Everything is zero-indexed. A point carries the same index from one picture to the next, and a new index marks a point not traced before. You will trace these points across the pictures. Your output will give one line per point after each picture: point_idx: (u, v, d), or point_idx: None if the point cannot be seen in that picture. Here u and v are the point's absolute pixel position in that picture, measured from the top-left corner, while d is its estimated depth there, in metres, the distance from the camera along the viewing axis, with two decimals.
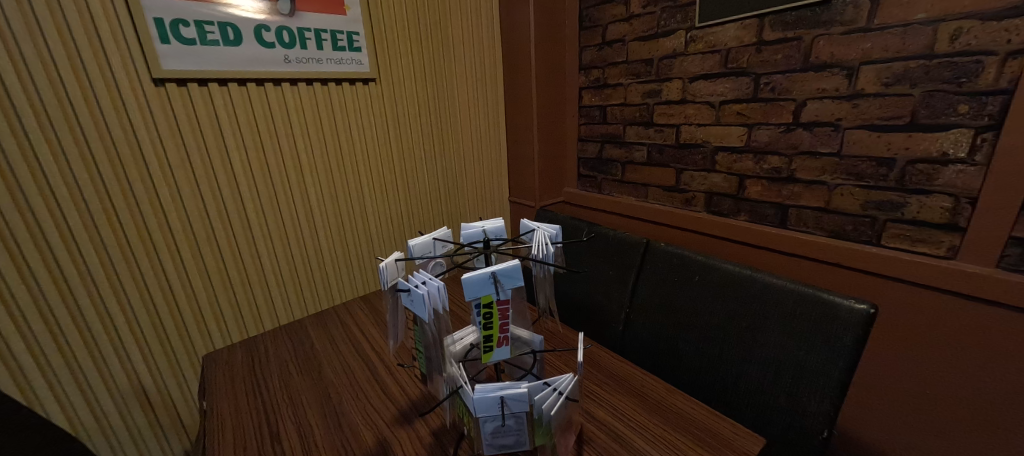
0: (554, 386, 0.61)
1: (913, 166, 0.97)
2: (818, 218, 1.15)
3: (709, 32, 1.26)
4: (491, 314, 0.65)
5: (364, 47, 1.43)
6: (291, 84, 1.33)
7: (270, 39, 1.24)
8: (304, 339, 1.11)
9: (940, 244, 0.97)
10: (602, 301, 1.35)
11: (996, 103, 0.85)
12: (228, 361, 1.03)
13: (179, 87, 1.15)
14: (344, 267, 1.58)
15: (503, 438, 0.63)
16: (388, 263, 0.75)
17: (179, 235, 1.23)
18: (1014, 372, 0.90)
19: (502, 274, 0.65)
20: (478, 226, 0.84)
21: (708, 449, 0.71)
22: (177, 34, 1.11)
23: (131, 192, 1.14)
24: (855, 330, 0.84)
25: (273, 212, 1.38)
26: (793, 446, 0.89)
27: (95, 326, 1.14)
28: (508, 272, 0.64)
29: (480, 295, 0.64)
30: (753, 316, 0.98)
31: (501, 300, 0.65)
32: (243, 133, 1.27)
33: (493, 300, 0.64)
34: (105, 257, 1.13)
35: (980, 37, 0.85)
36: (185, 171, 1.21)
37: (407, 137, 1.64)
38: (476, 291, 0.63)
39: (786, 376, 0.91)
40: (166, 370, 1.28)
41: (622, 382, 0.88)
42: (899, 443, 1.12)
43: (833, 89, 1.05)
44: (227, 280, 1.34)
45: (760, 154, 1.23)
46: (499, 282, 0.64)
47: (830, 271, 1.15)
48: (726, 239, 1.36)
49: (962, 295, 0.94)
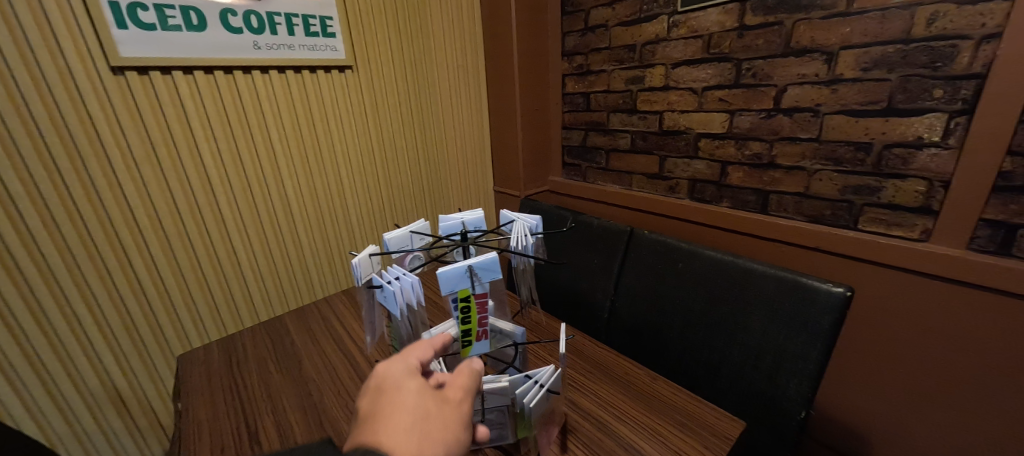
0: (535, 379, 0.61)
1: (889, 150, 0.98)
2: (798, 204, 1.16)
3: (691, 17, 1.24)
4: (468, 308, 0.64)
5: (338, 32, 1.38)
6: (262, 71, 1.27)
7: (237, 24, 1.18)
8: (283, 335, 1.09)
9: (914, 228, 0.98)
10: (588, 290, 1.35)
11: (969, 87, 0.86)
12: (205, 360, 1.00)
13: (140, 75, 1.09)
14: (325, 261, 1.55)
15: (486, 431, 0.66)
16: (362, 258, 0.74)
17: (149, 232, 1.18)
18: (982, 349, 0.94)
19: (478, 267, 0.64)
20: (457, 218, 0.83)
21: (690, 434, 0.72)
22: (134, 18, 1.04)
23: (95, 190, 1.09)
24: (832, 313, 0.85)
25: (249, 206, 1.34)
26: (772, 428, 0.91)
27: (62, 329, 1.10)
28: (486, 265, 0.64)
29: (457, 290, 0.63)
30: (735, 301, 0.99)
31: (479, 294, 0.64)
32: (212, 123, 1.22)
33: (472, 293, 0.63)
34: (69, 258, 1.08)
35: (956, 21, 0.85)
36: (151, 165, 1.15)
37: (386, 125, 1.59)
38: (452, 286, 0.62)
39: (767, 360, 0.92)
40: (142, 372, 1.24)
41: (606, 371, 0.88)
42: (874, 420, 1.15)
43: (812, 74, 1.05)
44: (202, 277, 1.30)
45: (742, 140, 1.23)
46: (476, 275, 0.64)
47: (809, 256, 1.17)
48: (709, 226, 1.37)
49: (935, 277, 0.97)
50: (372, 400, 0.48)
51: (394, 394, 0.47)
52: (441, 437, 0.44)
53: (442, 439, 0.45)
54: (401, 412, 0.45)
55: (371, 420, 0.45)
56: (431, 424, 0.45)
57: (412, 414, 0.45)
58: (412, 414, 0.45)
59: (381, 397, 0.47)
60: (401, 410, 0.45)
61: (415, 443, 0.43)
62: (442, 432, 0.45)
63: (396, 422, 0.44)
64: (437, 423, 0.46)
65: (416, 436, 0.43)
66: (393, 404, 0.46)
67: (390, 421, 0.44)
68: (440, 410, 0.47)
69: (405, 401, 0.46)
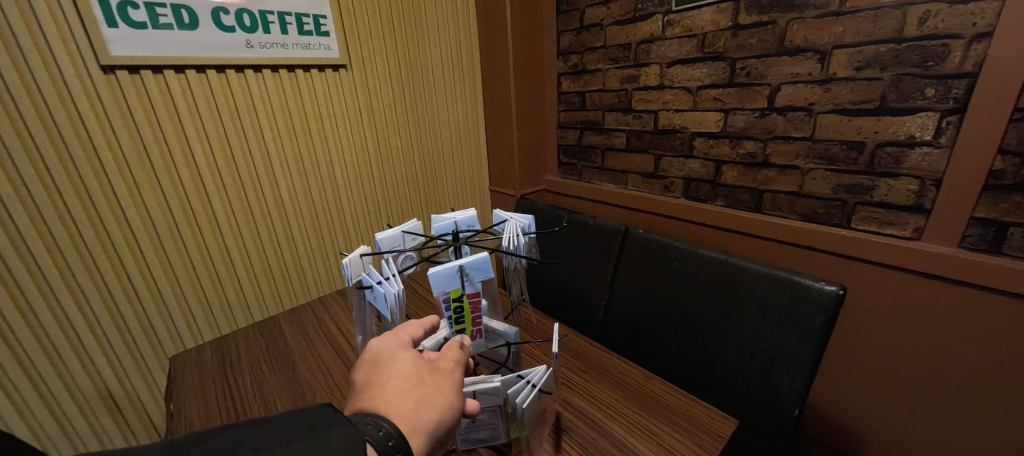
0: (527, 379, 0.61)
1: (882, 149, 0.98)
2: (791, 203, 1.17)
3: (686, 16, 1.24)
4: (462, 308, 0.66)
5: (332, 31, 1.37)
6: (255, 70, 1.27)
7: (229, 22, 1.18)
8: (277, 335, 1.08)
9: (907, 226, 0.99)
10: (583, 289, 1.35)
11: (961, 86, 0.86)
12: (197, 361, 0.99)
13: (131, 74, 1.08)
14: (319, 261, 1.55)
15: (478, 432, 0.66)
16: (352, 258, 0.74)
17: (141, 232, 1.17)
18: (974, 346, 0.94)
19: (470, 267, 0.64)
20: (449, 218, 0.83)
21: (682, 433, 0.72)
22: (125, 16, 1.03)
23: (85, 190, 1.08)
24: (825, 312, 0.85)
25: (243, 206, 1.33)
26: (766, 426, 0.91)
27: (54, 331, 1.09)
28: (477, 265, 0.64)
29: (449, 291, 0.63)
30: (729, 300, 0.99)
31: (471, 294, 0.65)
32: (205, 122, 1.21)
33: (464, 294, 0.64)
34: (60, 259, 1.07)
35: (947, 20, 0.85)
36: (143, 165, 1.14)
37: (381, 124, 1.59)
38: (445, 287, 0.63)
39: (760, 358, 0.93)
40: (135, 373, 1.24)
41: (599, 370, 0.88)
42: (868, 418, 1.16)
43: (805, 73, 1.05)
44: (195, 278, 1.29)
45: (736, 139, 1.23)
46: (467, 275, 0.64)
47: (803, 255, 1.17)
48: (703, 225, 1.37)
49: (927, 275, 0.97)
50: (369, 371, 0.54)
51: (389, 365, 0.54)
52: (434, 400, 0.51)
53: (435, 402, 0.51)
54: (396, 380, 0.52)
55: (369, 388, 0.52)
56: (424, 390, 0.52)
57: (407, 381, 0.52)
58: (407, 382, 0.52)
59: (377, 368, 0.54)
60: (396, 378, 0.52)
61: (411, 406, 0.50)
62: (435, 396, 0.52)
63: (392, 388, 0.51)
64: (431, 389, 0.52)
65: (411, 401, 0.50)
66: (388, 374, 0.53)
67: (387, 388, 0.51)
68: (432, 378, 0.53)
69: (400, 371, 0.53)
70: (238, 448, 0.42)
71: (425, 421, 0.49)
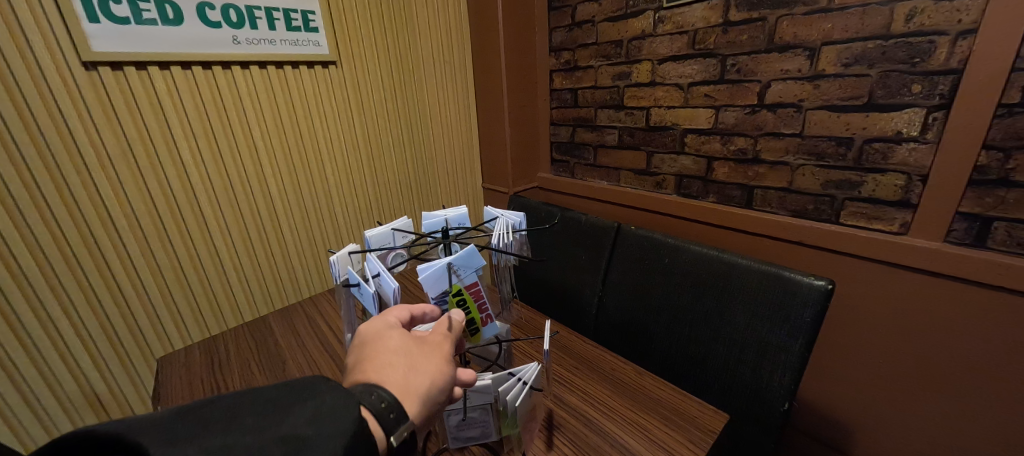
0: (518, 376, 0.60)
1: (870, 145, 0.99)
2: (781, 199, 1.18)
3: (677, 12, 1.25)
4: (464, 300, 0.65)
5: (321, 27, 1.35)
6: (242, 67, 1.25)
7: (215, 18, 1.16)
8: (267, 335, 1.07)
9: (894, 221, 1.00)
10: (575, 286, 1.35)
11: (946, 82, 0.87)
12: (186, 362, 0.98)
13: (114, 71, 1.06)
14: (310, 259, 1.53)
15: (469, 430, 0.66)
16: (340, 256, 0.74)
17: (126, 232, 1.15)
18: (960, 338, 0.96)
19: (458, 263, 0.65)
20: (441, 215, 0.82)
21: (674, 427, 0.73)
22: (106, 11, 1.01)
23: (68, 190, 1.06)
24: (815, 306, 0.86)
25: (231, 205, 1.31)
26: (756, 420, 0.92)
27: (37, 334, 1.07)
28: (465, 260, 0.64)
29: (446, 287, 0.65)
30: (720, 295, 1.00)
31: (468, 285, 0.66)
32: (191, 119, 1.19)
33: (461, 284, 0.65)
34: (42, 260, 1.05)
35: (933, 16, 0.86)
36: (127, 163, 1.12)
37: (372, 121, 1.57)
38: (438, 285, 0.65)
39: (750, 353, 0.93)
40: (121, 374, 1.22)
41: (592, 366, 0.89)
42: (857, 410, 1.17)
43: (795, 69, 1.06)
44: (182, 277, 1.27)
45: (727, 135, 1.24)
46: (457, 271, 0.65)
47: (792, 250, 1.18)
48: (695, 221, 1.38)
49: (914, 269, 0.98)
50: (359, 350, 0.54)
51: (376, 343, 0.54)
52: (424, 367, 0.52)
53: (426, 369, 0.52)
54: (387, 354, 0.53)
55: (358, 366, 0.52)
56: (414, 359, 0.53)
57: (397, 354, 0.53)
58: (395, 354, 0.53)
59: (364, 348, 0.54)
60: (384, 353, 0.53)
61: (402, 375, 0.51)
62: (425, 364, 0.53)
63: (383, 361, 0.52)
64: (420, 357, 0.53)
65: (402, 370, 0.51)
66: (376, 350, 0.53)
67: (377, 362, 0.52)
68: (420, 349, 0.54)
69: (389, 346, 0.54)
70: (235, 413, 0.42)
71: (417, 386, 0.50)
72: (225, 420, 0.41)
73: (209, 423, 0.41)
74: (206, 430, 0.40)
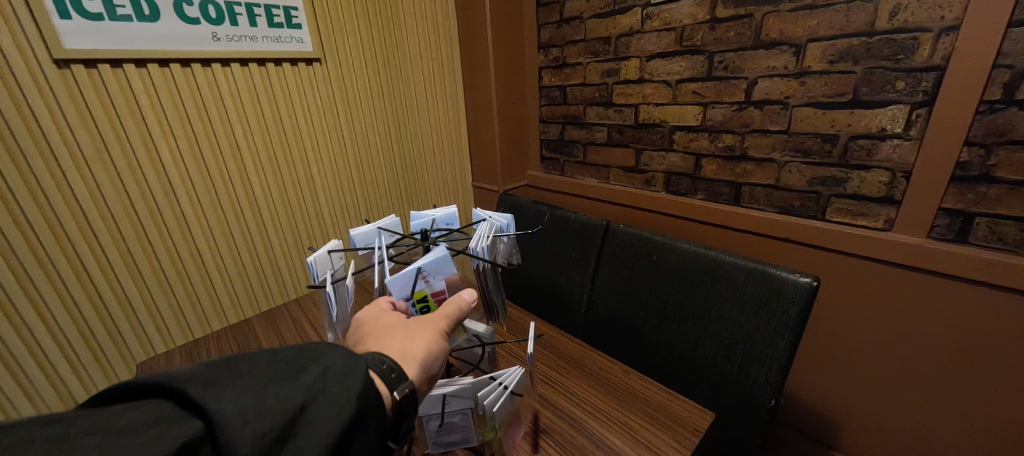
0: (499, 380, 0.60)
1: (855, 141, 0.99)
2: (769, 196, 1.18)
3: (664, 8, 1.24)
4: (428, 307, 0.65)
5: (305, 24, 1.33)
6: (223, 64, 1.22)
7: (193, 14, 1.13)
8: (251, 338, 1.05)
9: (878, 218, 1.01)
10: (565, 284, 1.35)
11: (929, 79, 0.87)
12: (165, 368, 0.95)
13: (88, 68, 1.03)
14: (296, 259, 1.51)
15: (449, 435, 0.65)
16: (317, 256, 0.73)
17: (103, 233, 1.12)
18: (943, 332, 0.97)
19: (428, 268, 0.63)
20: (428, 214, 0.82)
21: (661, 427, 0.72)
22: (79, 8, 0.98)
23: (41, 191, 1.03)
24: (799, 302, 0.86)
25: (213, 207, 1.29)
26: (743, 416, 0.93)
27: (11, 339, 1.04)
28: (435, 265, 0.63)
29: (412, 294, 0.64)
30: (707, 293, 1.00)
31: (437, 292, 0.65)
32: (170, 117, 1.16)
33: (428, 295, 0.65)
34: (15, 265, 1.02)
35: (917, 13, 0.86)
36: (102, 163, 1.09)
37: (358, 118, 1.55)
38: (404, 289, 0.62)
39: (738, 350, 0.93)
40: (101, 378, 1.19)
41: (580, 366, 0.88)
42: (844, 405, 1.18)
43: (781, 66, 1.06)
44: (164, 279, 1.24)
45: (714, 133, 1.24)
46: (427, 275, 0.63)
47: (779, 247, 1.18)
48: (683, 218, 1.38)
49: (897, 265, 0.99)
50: (361, 328, 0.58)
51: (374, 319, 0.58)
52: (423, 336, 0.55)
53: (423, 336, 0.55)
54: (386, 327, 0.56)
55: (359, 339, 0.56)
56: (413, 330, 0.56)
57: (396, 327, 0.56)
58: (394, 326, 0.56)
59: (365, 324, 0.58)
60: (383, 326, 0.56)
61: (402, 343, 0.54)
62: (422, 332, 0.56)
63: (382, 332, 0.55)
64: (416, 327, 0.56)
65: (403, 339, 0.54)
66: (375, 325, 0.57)
67: (379, 335, 0.55)
68: (418, 322, 0.57)
69: (387, 322, 0.57)
70: (255, 363, 0.45)
71: (414, 351, 0.53)
72: (246, 369, 0.44)
73: (235, 375, 0.43)
74: (231, 380, 0.42)
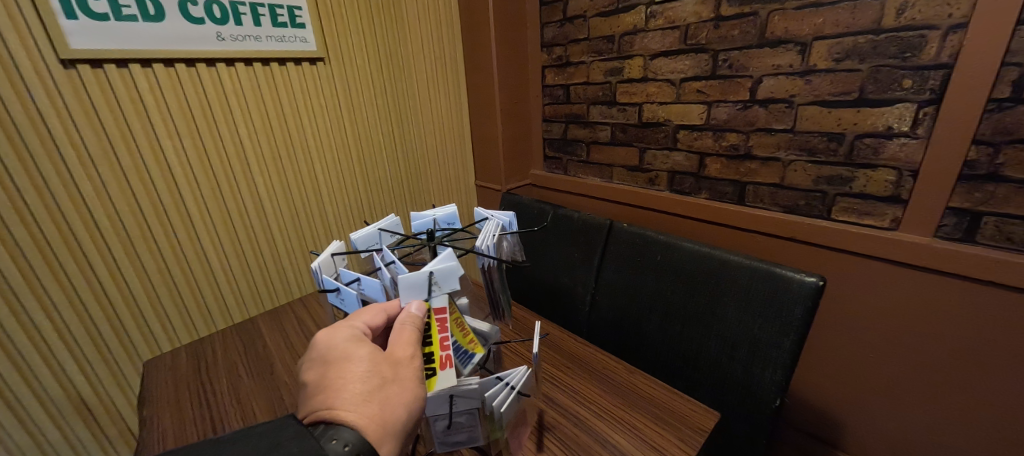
0: (506, 381, 0.62)
1: (860, 140, 0.99)
2: (773, 195, 1.17)
3: (669, 7, 1.23)
4: (428, 325, 0.62)
5: (308, 23, 1.33)
6: (227, 64, 1.22)
7: (197, 14, 1.13)
8: (256, 336, 1.06)
9: (885, 217, 1.00)
10: (568, 284, 1.35)
11: (937, 77, 0.87)
12: (172, 366, 0.96)
13: (94, 69, 1.04)
14: (300, 259, 1.52)
15: (455, 435, 0.65)
16: (322, 260, 0.75)
17: (108, 233, 1.13)
18: (948, 332, 0.96)
19: (440, 274, 0.61)
20: (430, 214, 0.82)
21: (664, 426, 0.72)
22: (84, 7, 0.98)
23: (48, 192, 1.04)
24: (804, 303, 0.86)
25: (218, 206, 1.29)
26: (748, 416, 0.92)
27: (19, 338, 1.05)
28: (446, 273, 0.61)
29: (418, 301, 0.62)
30: (712, 292, 0.99)
31: (439, 309, 0.62)
32: (174, 116, 1.17)
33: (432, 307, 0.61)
34: (23, 263, 1.03)
35: (924, 11, 0.86)
36: (108, 161, 1.10)
37: (361, 117, 1.55)
38: (411, 295, 0.61)
39: (742, 350, 0.93)
40: (108, 378, 1.20)
41: (585, 365, 0.88)
42: (850, 405, 1.18)
43: (786, 65, 1.05)
44: (170, 280, 1.25)
45: (719, 132, 1.23)
46: (436, 282, 0.61)
47: (784, 246, 1.18)
48: (687, 218, 1.37)
49: (903, 265, 0.99)
50: (328, 375, 0.54)
51: (345, 367, 0.54)
52: (400, 402, 0.53)
53: (400, 400, 0.53)
54: (359, 387, 0.52)
55: (328, 394, 0.52)
56: (388, 389, 0.53)
57: (371, 388, 0.52)
58: (368, 384, 0.52)
59: (335, 372, 0.54)
60: (355, 382, 0.52)
61: (373, 408, 0.51)
62: (399, 394, 0.53)
63: (355, 394, 0.52)
64: (394, 387, 0.53)
65: (376, 403, 0.51)
66: (345, 377, 0.53)
67: (349, 394, 0.51)
68: (394, 375, 0.54)
69: (360, 375, 0.53)
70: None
71: (391, 423, 0.51)
72: None
73: None
74: None
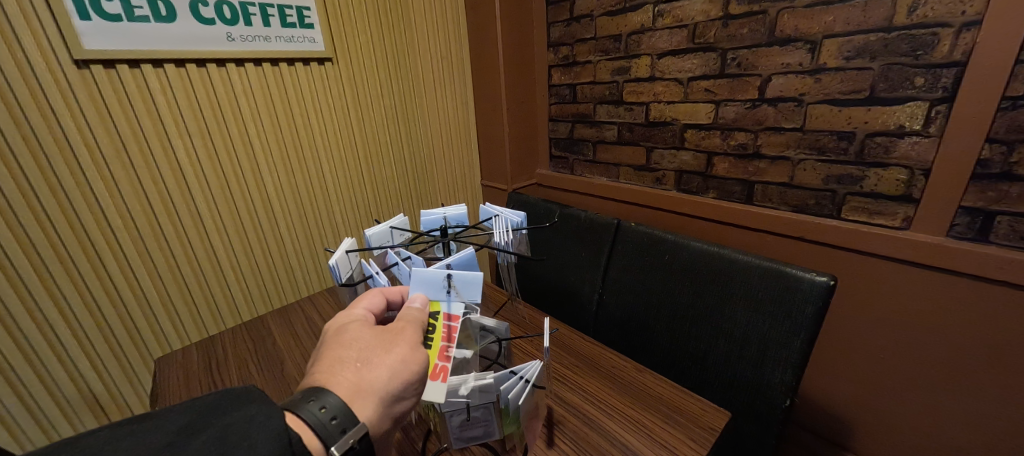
0: (520, 374, 0.60)
1: (871, 138, 0.98)
2: (782, 194, 1.17)
3: (676, 6, 1.23)
4: (433, 330, 0.60)
5: (317, 24, 1.34)
6: (236, 64, 1.23)
7: (208, 15, 1.14)
8: (265, 333, 1.07)
9: (896, 216, 0.99)
10: (576, 283, 1.35)
11: (949, 75, 0.86)
12: (183, 363, 0.97)
13: (107, 69, 1.05)
14: (308, 259, 1.53)
15: (471, 430, 0.65)
16: (339, 257, 0.74)
17: (120, 231, 1.14)
18: (961, 332, 0.95)
19: (459, 280, 0.62)
20: (439, 213, 0.82)
21: (674, 425, 0.72)
22: (97, 8, 0.99)
23: (62, 190, 1.05)
24: (816, 302, 0.85)
25: (228, 206, 1.30)
26: (757, 416, 0.92)
27: (32, 334, 1.06)
28: (465, 280, 0.62)
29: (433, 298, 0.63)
30: (721, 291, 0.99)
31: (450, 317, 0.61)
32: (185, 116, 1.18)
33: (441, 311, 0.62)
34: (36, 260, 1.04)
35: (936, 9, 0.85)
36: (120, 160, 1.11)
37: (369, 118, 1.56)
38: (429, 290, 0.63)
39: (752, 349, 0.93)
40: (119, 375, 1.21)
41: (593, 364, 0.88)
42: (860, 405, 1.17)
43: (796, 63, 1.05)
44: (180, 277, 1.26)
45: (727, 130, 1.23)
46: (454, 285, 0.63)
47: (793, 246, 1.17)
48: (695, 217, 1.37)
49: (915, 264, 0.98)
50: (318, 349, 0.56)
51: (331, 338, 0.56)
52: (382, 364, 0.52)
53: (381, 362, 0.52)
54: (339, 353, 0.53)
55: (313, 364, 0.54)
56: (370, 353, 0.53)
57: (353, 353, 0.53)
58: (350, 350, 0.53)
59: (322, 344, 0.56)
60: (336, 349, 0.53)
61: (354, 371, 0.51)
62: (381, 356, 0.53)
63: (335, 359, 0.52)
64: (376, 350, 0.53)
65: (354, 365, 0.52)
66: (329, 347, 0.54)
67: (329, 360, 0.52)
68: (377, 340, 0.54)
69: (342, 342, 0.54)
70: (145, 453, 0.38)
71: (371, 384, 0.51)
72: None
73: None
74: None
